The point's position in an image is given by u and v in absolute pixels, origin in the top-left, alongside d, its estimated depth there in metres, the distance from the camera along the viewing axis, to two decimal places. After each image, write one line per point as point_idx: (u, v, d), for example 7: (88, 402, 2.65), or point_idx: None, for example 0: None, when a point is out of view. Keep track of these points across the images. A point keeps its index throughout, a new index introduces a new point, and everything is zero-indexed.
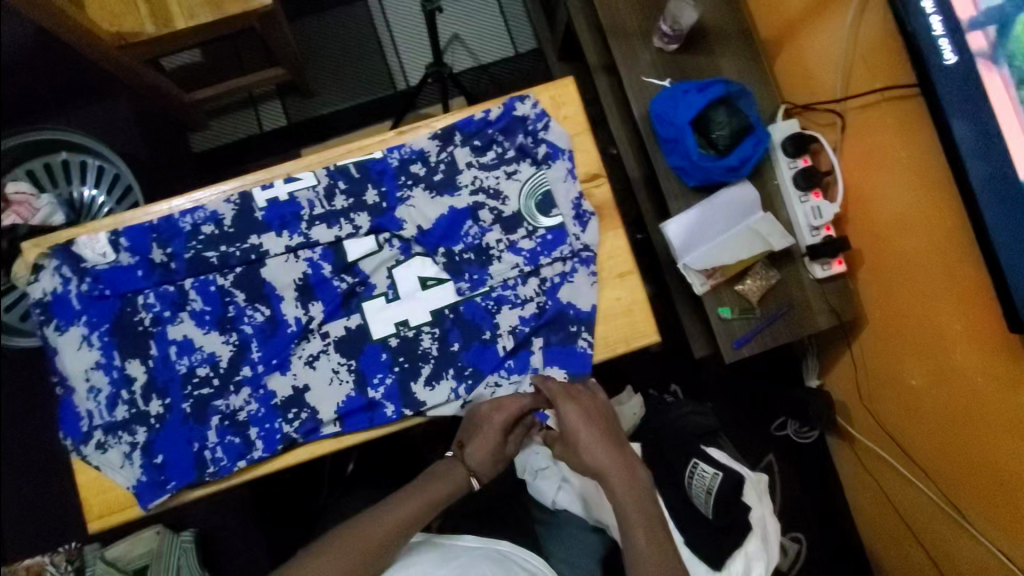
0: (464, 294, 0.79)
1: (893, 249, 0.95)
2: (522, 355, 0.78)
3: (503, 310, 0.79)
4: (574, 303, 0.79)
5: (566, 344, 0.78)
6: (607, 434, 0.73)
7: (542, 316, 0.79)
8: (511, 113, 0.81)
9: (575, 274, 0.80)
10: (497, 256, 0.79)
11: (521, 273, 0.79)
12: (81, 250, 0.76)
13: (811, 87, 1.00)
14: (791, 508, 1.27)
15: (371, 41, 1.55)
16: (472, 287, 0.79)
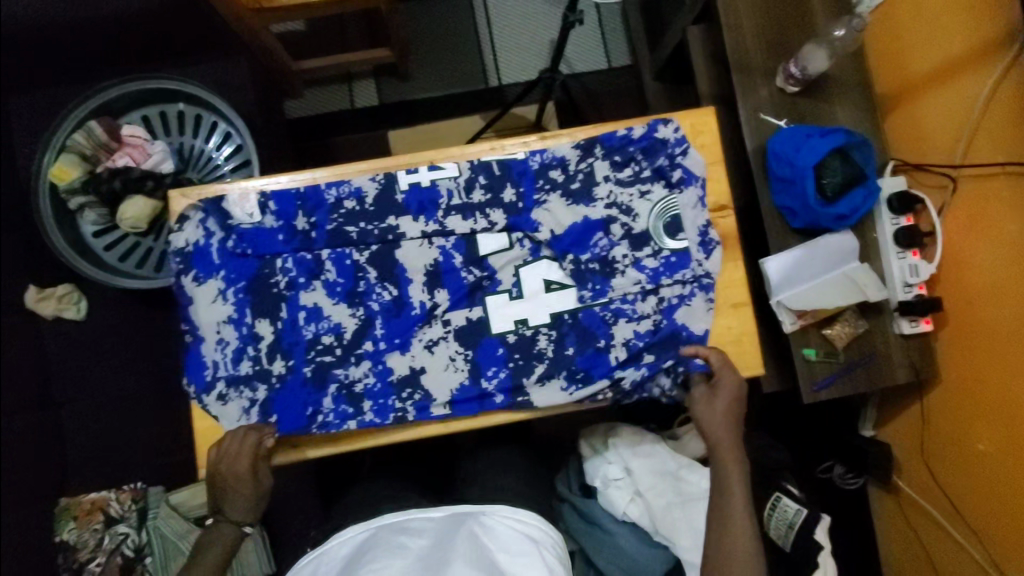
0: (585, 302, 0.81)
1: (984, 315, 0.97)
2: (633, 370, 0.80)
3: (620, 322, 0.81)
4: (688, 325, 0.81)
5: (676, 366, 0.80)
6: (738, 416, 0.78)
7: (657, 334, 0.81)
8: (654, 134, 0.83)
9: (694, 299, 0.82)
10: (622, 270, 0.82)
11: (643, 290, 0.82)
12: (230, 207, 0.79)
13: (924, 147, 1.03)
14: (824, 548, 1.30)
15: (470, 35, 1.57)
16: (594, 296, 0.81)
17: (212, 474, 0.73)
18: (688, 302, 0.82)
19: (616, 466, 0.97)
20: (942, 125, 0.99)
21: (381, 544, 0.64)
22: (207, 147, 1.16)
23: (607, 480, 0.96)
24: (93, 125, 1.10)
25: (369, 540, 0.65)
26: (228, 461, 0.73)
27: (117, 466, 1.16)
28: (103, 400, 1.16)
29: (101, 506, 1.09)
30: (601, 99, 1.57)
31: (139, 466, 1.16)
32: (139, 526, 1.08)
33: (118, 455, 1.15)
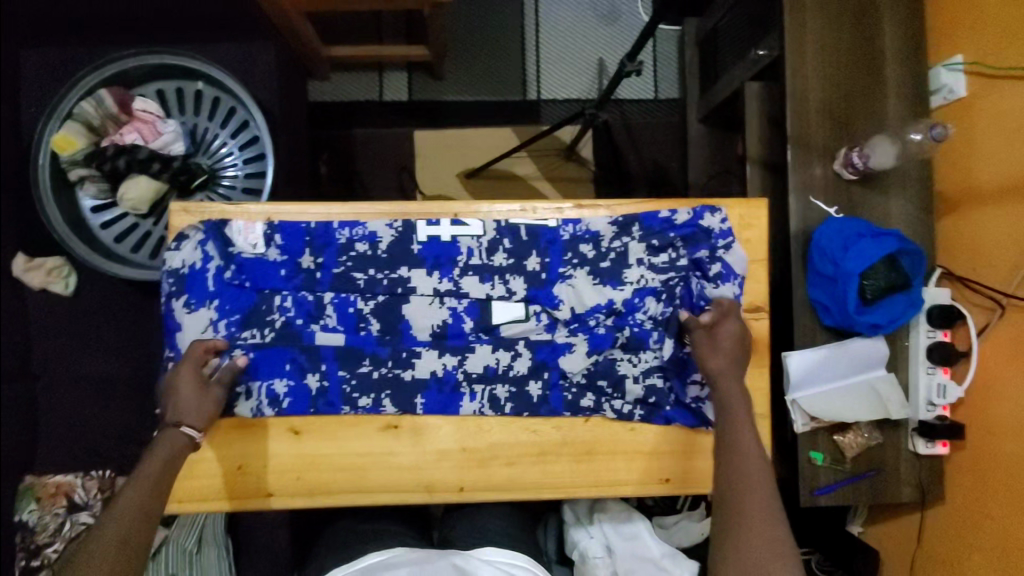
0: (597, 389, 0.76)
1: (1005, 453, 0.91)
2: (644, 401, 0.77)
3: (631, 415, 0.76)
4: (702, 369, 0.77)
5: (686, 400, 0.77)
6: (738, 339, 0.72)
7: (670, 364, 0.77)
8: (697, 222, 0.77)
9: (712, 403, 0.77)
10: (640, 360, 0.76)
11: (661, 385, 0.76)
12: (234, 234, 0.73)
13: (975, 262, 0.96)
14: None
15: (515, 41, 1.48)
16: (608, 384, 0.76)
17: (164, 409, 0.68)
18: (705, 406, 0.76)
19: (597, 543, 0.90)
20: (999, 244, 0.92)
21: None
22: (220, 132, 1.09)
23: (586, 557, 0.89)
24: (104, 96, 1.04)
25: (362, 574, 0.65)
26: (175, 394, 0.67)
27: (86, 450, 1.12)
28: (84, 380, 1.12)
29: (65, 491, 1.06)
30: (641, 132, 1.48)
31: (111, 453, 1.13)
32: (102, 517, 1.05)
33: (92, 439, 1.12)
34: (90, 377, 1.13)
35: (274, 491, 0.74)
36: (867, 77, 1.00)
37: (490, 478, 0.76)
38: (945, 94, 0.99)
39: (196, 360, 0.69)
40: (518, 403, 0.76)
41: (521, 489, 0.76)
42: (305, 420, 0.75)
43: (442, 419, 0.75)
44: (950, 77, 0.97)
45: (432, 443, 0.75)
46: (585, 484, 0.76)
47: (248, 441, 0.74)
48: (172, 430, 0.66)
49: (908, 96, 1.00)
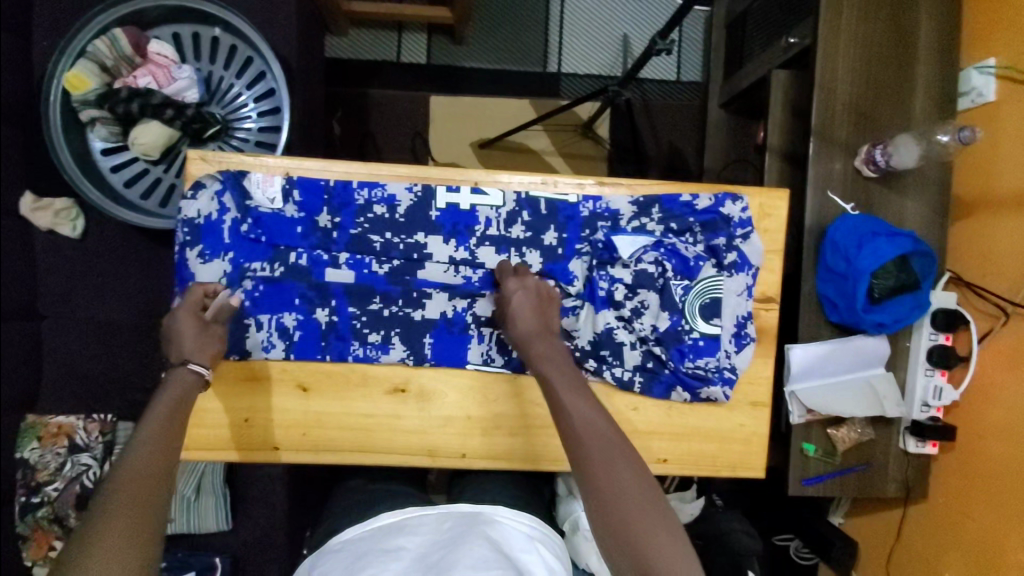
0: (598, 356, 0.77)
1: (992, 458, 0.94)
2: (652, 381, 0.78)
3: (631, 383, 0.77)
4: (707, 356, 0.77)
5: (694, 382, 0.77)
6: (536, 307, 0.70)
7: (676, 348, 0.77)
8: (718, 209, 0.77)
9: (713, 389, 0.77)
10: (637, 327, 0.76)
11: (661, 357, 0.77)
12: (251, 187, 0.72)
13: (984, 268, 0.97)
14: None
15: (541, 10, 1.45)
16: (608, 354, 0.77)
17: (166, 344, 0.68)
18: (706, 388, 0.77)
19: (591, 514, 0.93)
20: (1010, 252, 0.93)
21: (376, 545, 0.64)
22: (235, 82, 1.07)
23: (580, 528, 0.93)
24: (119, 36, 1.01)
25: (367, 538, 0.66)
26: (177, 335, 0.66)
27: (92, 394, 1.13)
28: (92, 325, 1.13)
29: (67, 432, 1.07)
30: (659, 113, 1.47)
31: (115, 396, 1.14)
32: (103, 460, 1.07)
33: (96, 383, 1.13)
34: (93, 323, 1.13)
35: (276, 445, 0.75)
36: (897, 74, 0.98)
37: (493, 447, 0.77)
38: (974, 97, 0.98)
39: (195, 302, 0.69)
40: None
41: (521, 460, 0.78)
42: (313, 377, 0.75)
43: (449, 386, 0.77)
44: (981, 80, 0.96)
45: (438, 409, 0.77)
46: None
47: (255, 397, 0.74)
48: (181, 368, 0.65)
49: (937, 97, 0.99)
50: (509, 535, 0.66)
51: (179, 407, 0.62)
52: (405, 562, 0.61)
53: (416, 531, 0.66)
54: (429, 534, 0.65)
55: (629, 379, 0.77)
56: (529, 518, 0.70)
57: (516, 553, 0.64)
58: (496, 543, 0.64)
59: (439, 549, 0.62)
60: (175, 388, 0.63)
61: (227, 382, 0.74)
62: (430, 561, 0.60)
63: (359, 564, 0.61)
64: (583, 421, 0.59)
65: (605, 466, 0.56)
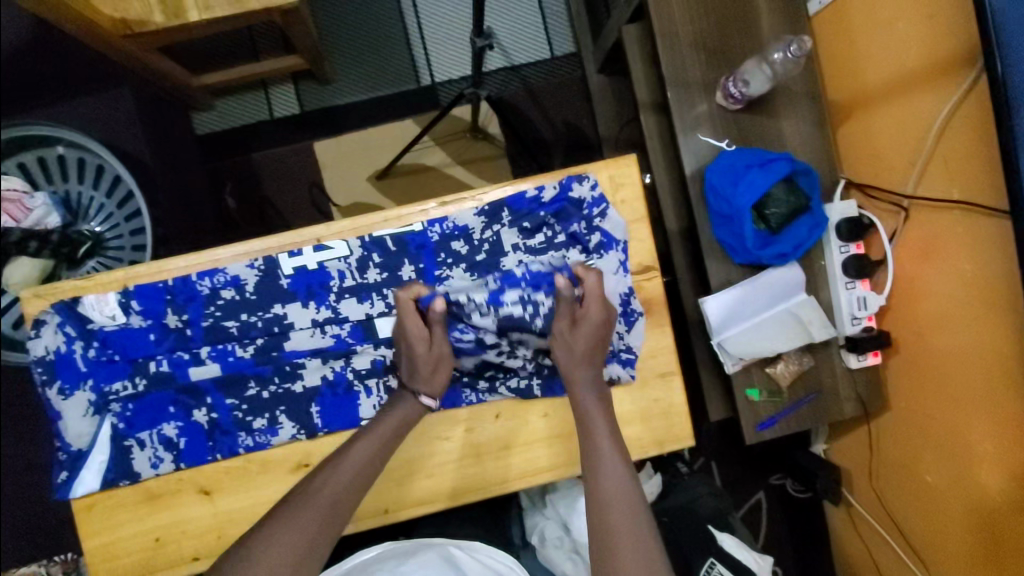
0: (489, 373, 0.76)
1: (933, 349, 0.92)
2: (555, 380, 0.76)
3: (530, 389, 0.76)
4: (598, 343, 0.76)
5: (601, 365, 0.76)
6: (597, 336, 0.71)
7: None
8: (567, 194, 0.75)
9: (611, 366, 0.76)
10: (522, 331, 0.76)
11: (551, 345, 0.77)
12: (88, 311, 0.70)
13: (876, 167, 0.94)
14: (773, 546, 1.31)
15: (397, 27, 1.42)
16: (498, 367, 0.76)
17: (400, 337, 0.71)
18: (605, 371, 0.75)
19: (554, 522, 0.91)
20: (893, 145, 0.90)
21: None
22: (94, 194, 1.05)
23: (544, 540, 0.90)
24: None
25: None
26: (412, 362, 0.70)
27: (49, 536, 1.11)
28: (28, 470, 1.11)
29: None
30: (543, 94, 1.43)
31: (71, 533, 1.12)
32: None
33: (50, 523, 1.11)
34: (30, 465, 1.11)
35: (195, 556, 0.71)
36: None
37: (411, 494, 0.75)
38: None
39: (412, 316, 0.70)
40: None
41: (447, 499, 0.75)
42: (212, 478, 0.72)
43: None
44: None
45: None
46: (510, 478, 0.76)
47: (157, 518, 0.71)
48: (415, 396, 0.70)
49: (785, 8, 0.95)
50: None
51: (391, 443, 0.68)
52: None
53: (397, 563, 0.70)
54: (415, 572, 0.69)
55: (526, 386, 0.76)
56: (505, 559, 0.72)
57: None
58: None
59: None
60: (402, 414, 0.69)
61: (126, 509, 0.71)
62: None
63: None
64: (615, 490, 0.63)
65: (606, 481, 0.63)
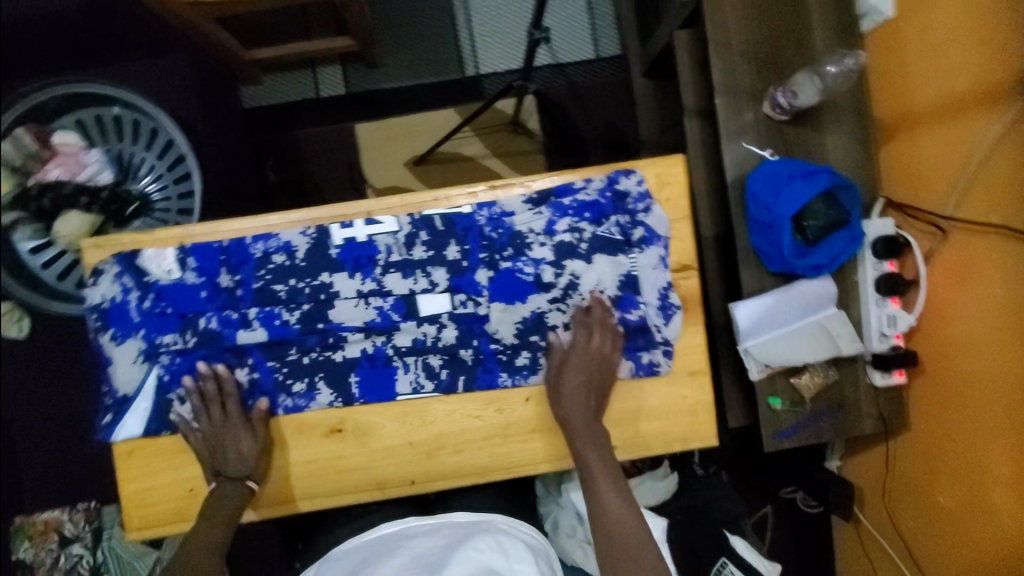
0: (531, 346, 0.77)
1: (957, 373, 0.93)
2: (597, 364, 0.77)
3: None
4: (633, 331, 0.77)
5: (644, 353, 0.77)
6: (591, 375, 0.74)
7: (616, 332, 0.77)
8: (613, 187, 0.76)
9: (653, 354, 0.77)
10: (570, 306, 0.76)
11: (594, 325, 0.77)
12: (147, 263, 0.73)
13: (916, 186, 0.95)
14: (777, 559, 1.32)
15: (447, 17, 1.44)
16: (541, 338, 0.77)
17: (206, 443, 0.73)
18: (645, 354, 0.77)
19: (568, 512, 0.93)
20: (937, 166, 0.90)
21: (375, 552, 0.68)
22: (147, 156, 1.08)
23: (557, 531, 0.92)
24: (22, 134, 1.02)
25: (366, 551, 0.68)
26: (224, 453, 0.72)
27: (73, 484, 1.14)
28: (59, 419, 1.14)
29: (55, 526, 1.08)
30: (585, 93, 1.44)
31: (95, 484, 1.15)
32: (94, 546, 1.07)
33: (74, 471, 1.14)
34: (60, 414, 1.14)
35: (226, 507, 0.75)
36: (789, 10, 0.96)
37: (438, 468, 0.77)
38: (873, 17, 0.96)
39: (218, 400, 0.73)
40: (453, 368, 0.77)
41: (470, 475, 0.77)
42: (249, 434, 0.75)
43: (382, 417, 0.76)
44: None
45: (377, 442, 0.76)
46: (535, 461, 0.78)
47: (191, 470, 0.74)
48: (235, 490, 0.71)
49: (836, 24, 0.96)
50: (511, 543, 0.68)
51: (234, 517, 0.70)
52: (401, 558, 0.65)
53: (414, 534, 0.70)
54: (432, 539, 0.68)
55: None
56: (528, 529, 0.72)
57: (512, 556, 0.66)
58: (494, 546, 0.66)
59: (439, 553, 0.65)
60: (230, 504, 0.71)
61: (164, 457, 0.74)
62: (426, 561, 0.64)
63: (361, 565, 0.65)
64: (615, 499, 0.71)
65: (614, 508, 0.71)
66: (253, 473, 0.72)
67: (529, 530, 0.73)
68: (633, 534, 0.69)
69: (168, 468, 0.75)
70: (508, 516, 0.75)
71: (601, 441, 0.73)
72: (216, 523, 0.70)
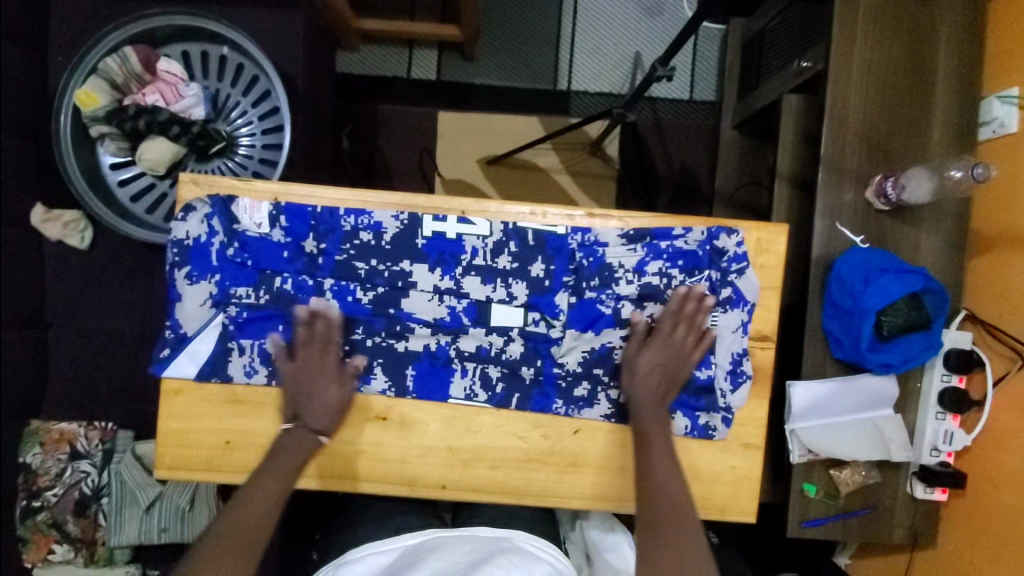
0: (592, 379, 0.75)
1: (1000, 505, 0.89)
2: None
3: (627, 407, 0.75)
4: (698, 391, 0.75)
5: (703, 413, 0.75)
6: (673, 367, 0.72)
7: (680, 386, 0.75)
8: (712, 242, 0.74)
9: (711, 417, 0.75)
10: None
11: None
12: (239, 212, 0.73)
13: (1001, 305, 0.91)
14: None
15: (552, 27, 1.43)
16: (604, 373, 0.75)
17: (295, 390, 0.72)
18: (704, 415, 0.75)
19: (578, 548, 0.92)
20: None
21: (399, 564, 0.66)
22: (241, 100, 1.08)
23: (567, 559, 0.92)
24: (129, 53, 1.03)
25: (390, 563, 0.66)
26: (308, 400, 0.71)
27: (97, 400, 1.15)
28: (96, 334, 1.15)
29: (68, 438, 1.08)
30: (671, 132, 1.43)
31: (116, 405, 1.16)
32: (101, 468, 1.08)
33: (99, 388, 1.15)
34: (100, 331, 1.15)
35: (257, 468, 0.74)
36: (913, 101, 0.94)
37: (472, 479, 0.76)
38: (995, 127, 0.92)
39: (317, 345, 0.72)
40: (509, 384, 0.75)
41: (503, 493, 0.76)
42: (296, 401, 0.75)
43: (429, 416, 0.75)
44: (1005, 110, 0.90)
45: (418, 439, 0.75)
46: (568, 495, 0.76)
47: (233, 422, 0.74)
48: (294, 438, 0.70)
49: (953, 126, 0.94)
50: (534, 564, 0.65)
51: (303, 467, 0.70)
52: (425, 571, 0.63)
53: (435, 545, 0.68)
54: (455, 551, 0.66)
55: (618, 413, 0.75)
56: (553, 546, 0.69)
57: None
58: (521, 565, 0.64)
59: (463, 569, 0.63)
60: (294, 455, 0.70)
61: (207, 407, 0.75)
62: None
63: None
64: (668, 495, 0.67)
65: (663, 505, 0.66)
66: (328, 429, 0.72)
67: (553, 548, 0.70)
68: (678, 522, 0.65)
69: (196, 416, 0.74)
70: (531, 535, 0.72)
71: (662, 426, 0.71)
72: (270, 471, 0.68)
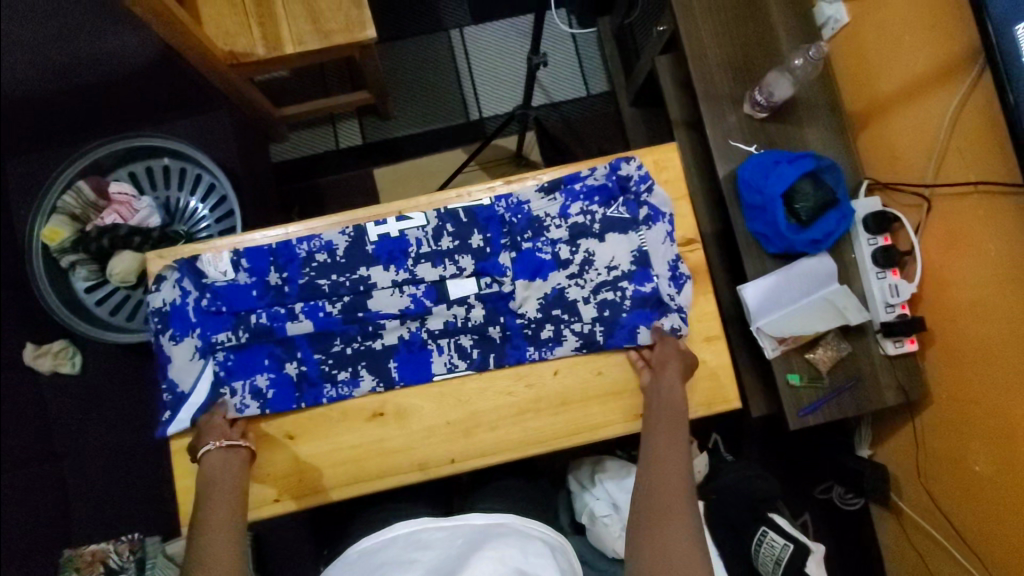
0: (554, 319, 0.82)
1: (966, 335, 0.96)
2: (618, 333, 0.82)
3: (592, 335, 0.82)
4: (648, 301, 0.82)
5: (659, 320, 0.82)
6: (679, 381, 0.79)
7: (631, 303, 0.82)
8: (616, 173, 0.84)
9: (668, 320, 0.82)
10: (586, 281, 0.83)
11: (611, 297, 0.83)
12: (205, 266, 0.82)
13: (897, 166, 1.03)
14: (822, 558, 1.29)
15: (450, 69, 1.60)
16: (561, 311, 0.82)
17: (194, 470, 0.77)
18: (660, 321, 0.82)
19: (602, 501, 0.93)
20: (911, 143, 0.99)
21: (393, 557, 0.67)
22: (191, 198, 1.19)
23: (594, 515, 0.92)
24: (81, 185, 1.14)
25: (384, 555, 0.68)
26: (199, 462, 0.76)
27: (120, 516, 1.16)
28: (105, 452, 1.18)
29: (101, 558, 1.06)
30: (582, 126, 1.57)
31: (139, 515, 1.17)
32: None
33: (121, 503, 1.17)
34: (110, 447, 1.18)
35: (277, 496, 0.79)
36: (758, 23, 1.08)
37: (478, 446, 0.80)
38: (832, 24, 1.09)
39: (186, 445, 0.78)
40: (483, 347, 0.82)
41: (508, 450, 0.80)
42: (297, 422, 0.80)
43: (422, 399, 0.81)
44: (831, 9, 1.08)
45: (418, 422, 0.81)
46: (565, 433, 0.81)
47: None
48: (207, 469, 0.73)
49: (801, 33, 1.08)
50: (526, 547, 0.67)
51: (215, 482, 0.72)
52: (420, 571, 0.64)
53: (425, 546, 0.69)
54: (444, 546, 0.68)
55: (586, 343, 0.82)
56: (536, 528, 0.72)
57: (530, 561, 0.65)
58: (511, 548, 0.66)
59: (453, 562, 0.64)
60: (217, 469, 0.73)
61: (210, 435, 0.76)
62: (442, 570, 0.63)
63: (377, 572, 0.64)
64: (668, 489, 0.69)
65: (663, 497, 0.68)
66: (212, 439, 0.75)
67: (538, 527, 0.72)
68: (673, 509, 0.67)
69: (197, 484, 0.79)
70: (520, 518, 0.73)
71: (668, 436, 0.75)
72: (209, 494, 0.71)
